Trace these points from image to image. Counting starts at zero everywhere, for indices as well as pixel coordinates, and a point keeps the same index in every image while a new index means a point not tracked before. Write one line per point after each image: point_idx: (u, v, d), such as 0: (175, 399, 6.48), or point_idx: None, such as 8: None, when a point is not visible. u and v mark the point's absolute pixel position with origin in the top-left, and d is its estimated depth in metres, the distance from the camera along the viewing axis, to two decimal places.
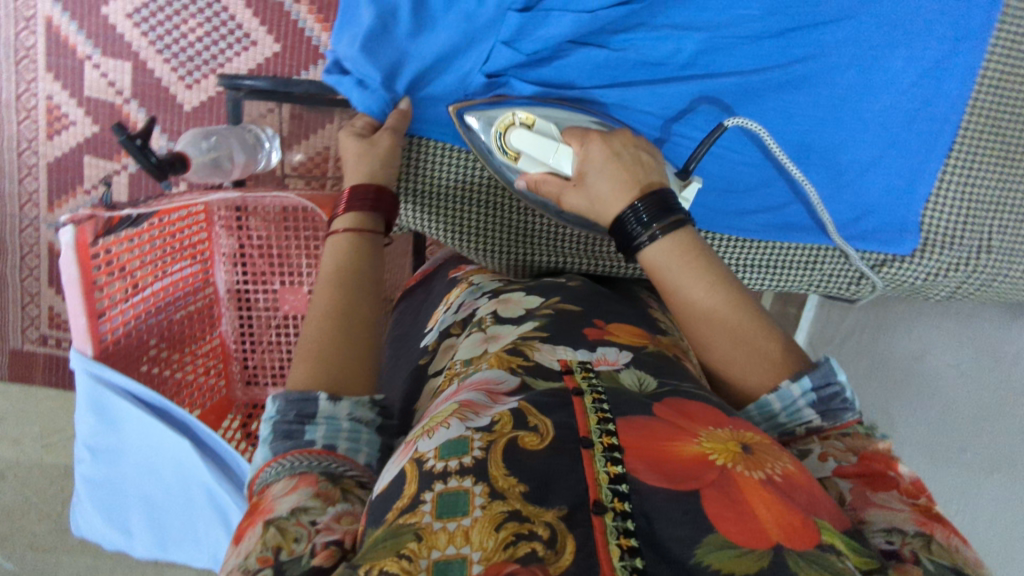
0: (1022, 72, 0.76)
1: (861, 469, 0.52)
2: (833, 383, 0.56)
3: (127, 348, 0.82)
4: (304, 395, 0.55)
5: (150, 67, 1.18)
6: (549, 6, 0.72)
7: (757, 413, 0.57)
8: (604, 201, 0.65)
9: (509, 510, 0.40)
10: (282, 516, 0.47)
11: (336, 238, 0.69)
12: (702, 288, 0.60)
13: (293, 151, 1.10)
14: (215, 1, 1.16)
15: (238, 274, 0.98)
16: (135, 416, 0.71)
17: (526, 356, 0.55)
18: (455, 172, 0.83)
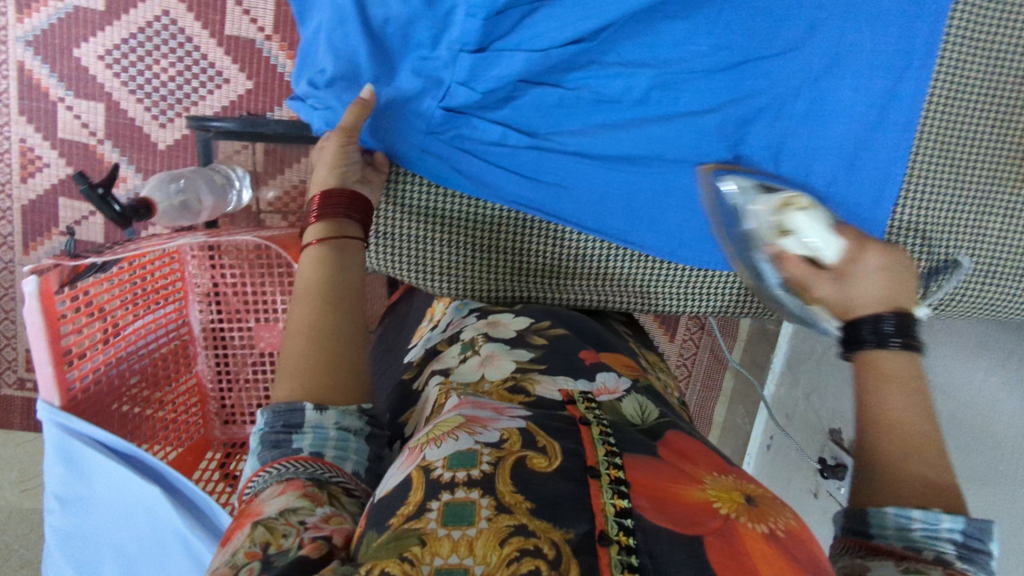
0: (964, 93, 0.78)
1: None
2: (984, 547, 0.49)
3: (99, 398, 0.82)
4: (290, 406, 0.56)
5: (123, 107, 1.18)
6: (501, 45, 0.70)
7: (892, 517, 0.50)
8: (867, 299, 0.63)
9: (515, 524, 0.41)
10: (270, 516, 0.47)
11: (308, 251, 0.67)
12: (900, 395, 0.56)
13: (265, 188, 1.08)
14: (187, 40, 1.17)
15: (213, 313, 0.98)
16: (104, 464, 0.70)
17: (527, 393, 0.56)
18: (424, 207, 0.80)
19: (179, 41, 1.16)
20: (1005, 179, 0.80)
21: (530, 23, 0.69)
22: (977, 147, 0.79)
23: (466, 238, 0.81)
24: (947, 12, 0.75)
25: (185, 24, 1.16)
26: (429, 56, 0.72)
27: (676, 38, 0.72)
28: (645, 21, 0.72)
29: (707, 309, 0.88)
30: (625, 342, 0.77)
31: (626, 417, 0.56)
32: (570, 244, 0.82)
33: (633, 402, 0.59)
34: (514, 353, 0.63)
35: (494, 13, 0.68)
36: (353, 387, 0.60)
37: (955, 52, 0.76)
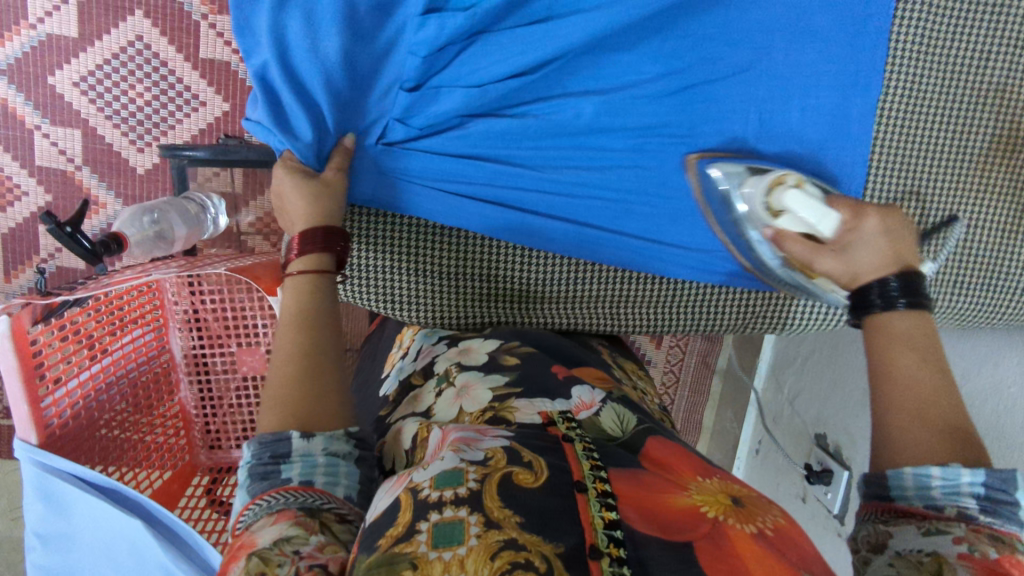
0: (924, 106, 0.78)
1: (992, 567, 0.45)
2: (1012, 495, 0.48)
3: (79, 431, 0.81)
4: (276, 436, 0.51)
5: (100, 133, 1.18)
6: (438, 82, 0.69)
7: (910, 478, 0.51)
8: (867, 268, 0.63)
9: (504, 539, 0.40)
10: (264, 549, 0.43)
11: (293, 280, 0.62)
12: (916, 357, 0.56)
13: (243, 212, 1.08)
14: (161, 64, 1.16)
15: (193, 338, 0.98)
16: (82, 500, 0.70)
17: (508, 422, 0.55)
18: (387, 238, 0.75)
19: (153, 65, 1.16)
20: (965, 188, 0.81)
21: (465, 59, 0.68)
22: (935, 157, 0.80)
23: (440, 265, 0.77)
24: (897, 25, 0.75)
25: (159, 47, 1.15)
26: (365, 91, 0.69)
27: (625, 65, 0.72)
28: (595, 51, 0.70)
29: (681, 327, 0.86)
30: (595, 354, 0.77)
31: (606, 431, 0.55)
32: (546, 266, 0.80)
33: (611, 412, 0.58)
34: (489, 379, 0.63)
35: (433, 50, 0.66)
36: (342, 411, 0.55)
37: (906, 65, 0.76)
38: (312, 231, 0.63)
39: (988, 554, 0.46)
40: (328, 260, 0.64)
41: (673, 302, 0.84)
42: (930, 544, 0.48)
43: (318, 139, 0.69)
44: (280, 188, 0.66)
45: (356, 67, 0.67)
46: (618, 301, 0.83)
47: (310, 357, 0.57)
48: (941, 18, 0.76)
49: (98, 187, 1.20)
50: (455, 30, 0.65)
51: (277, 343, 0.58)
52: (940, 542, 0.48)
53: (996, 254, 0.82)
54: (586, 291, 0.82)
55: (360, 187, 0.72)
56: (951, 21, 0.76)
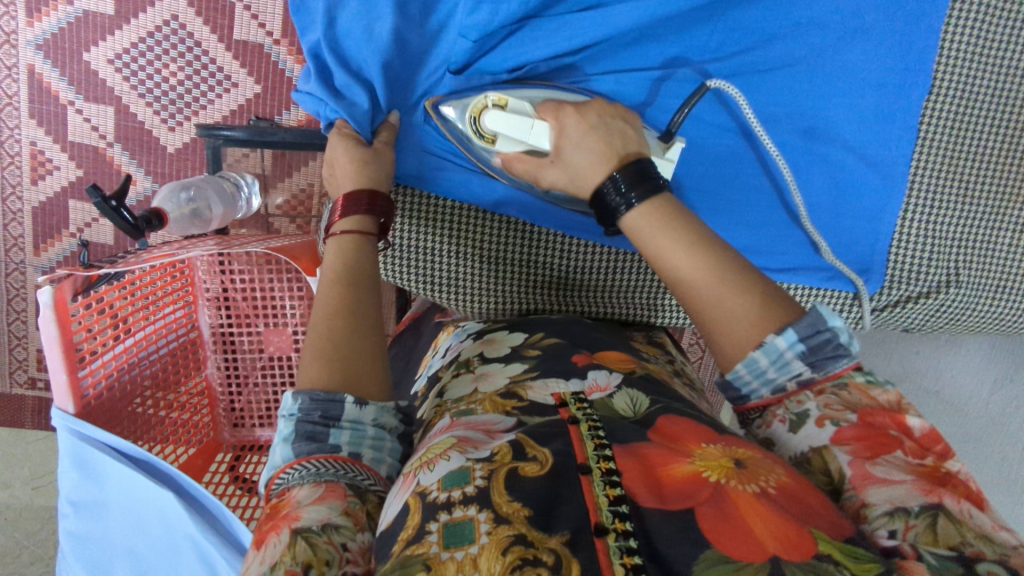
0: (974, 110, 0.77)
1: (861, 432, 0.49)
2: (824, 331, 0.52)
3: (112, 401, 0.83)
4: (330, 396, 0.49)
5: (132, 111, 1.19)
6: (484, 66, 0.68)
7: (745, 371, 0.54)
8: (584, 177, 0.62)
9: (514, 534, 0.39)
10: (311, 531, 0.43)
11: (336, 239, 0.60)
12: (682, 245, 0.56)
13: (273, 193, 1.09)
14: (195, 44, 1.17)
15: (222, 317, 0.99)
16: (116, 470, 0.71)
17: (519, 398, 0.55)
18: (437, 219, 0.76)
19: (187, 45, 1.17)
20: (1010, 192, 0.80)
21: (515, 41, 0.67)
22: (984, 160, 0.79)
23: (482, 249, 0.77)
24: (948, 27, 0.74)
25: (194, 27, 1.16)
26: (414, 73, 0.69)
27: (667, 56, 0.72)
28: (644, 38, 0.70)
29: None
30: (627, 337, 0.75)
31: (616, 411, 0.53)
32: (584, 255, 0.79)
33: (625, 396, 0.56)
34: (509, 369, 0.62)
35: (484, 34, 0.65)
36: (383, 378, 0.54)
37: (961, 66, 0.76)
38: (353, 193, 0.62)
39: (850, 419, 0.50)
40: (371, 223, 0.63)
41: None
42: (806, 441, 0.51)
43: (373, 113, 0.68)
44: (333, 157, 0.66)
45: (410, 43, 0.66)
46: (655, 292, 0.81)
47: (356, 317, 0.56)
48: (996, 20, 0.75)
49: (128, 163, 1.21)
50: (507, 15, 0.64)
51: (319, 296, 0.57)
52: (811, 434, 0.51)
53: None
54: (624, 281, 0.81)
55: (404, 166, 0.73)
56: (1007, 24, 0.75)
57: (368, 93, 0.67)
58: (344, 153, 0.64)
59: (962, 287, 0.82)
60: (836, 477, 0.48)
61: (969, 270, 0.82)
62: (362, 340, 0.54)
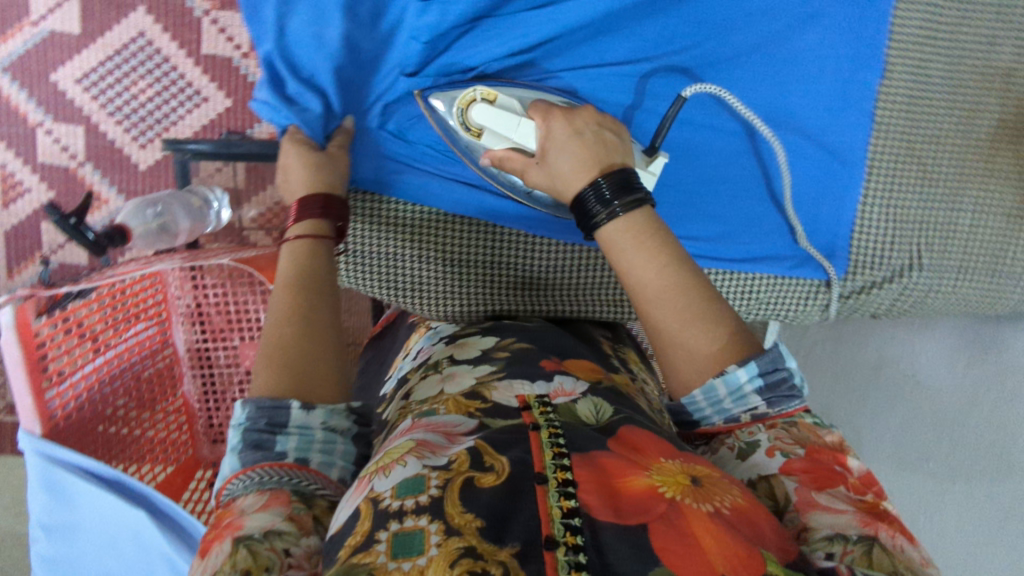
0: (928, 93, 0.78)
1: (809, 465, 0.50)
2: (780, 369, 0.55)
3: (83, 421, 0.82)
4: (275, 403, 0.50)
5: (102, 130, 1.18)
6: (436, 70, 0.68)
7: (703, 397, 0.55)
8: (564, 178, 0.60)
9: (464, 546, 0.39)
10: (252, 538, 0.42)
11: (290, 244, 0.60)
12: (657, 263, 0.56)
13: (246, 206, 1.08)
14: (163, 60, 1.16)
15: (196, 333, 0.98)
16: (88, 491, 0.70)
17: (483, 399, 0.54)
18: (396, 224, 0.75)
19: (156, 61, 1.16)
20: (970, 174, 0.80)
21: (469, 41, 0.68)
22: (940, 142, 0.79)
23: (444, 252, 0.76)
24: (897, 13, 0.75)
25: (162, 43, 1.16)
26: (366, 77, 0.69)
27: (621, 51, 0.72)
28: (595, 34, 0.70)
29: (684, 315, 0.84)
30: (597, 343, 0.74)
31: (579, 418, 0.52)
32: (548, 254, 0.79)
33: (589, 402, 0.55)
34: (476, 370, 0.61)
35: (437, 35, 0.66)
36: (335, 382, 0.54)
37: (911, 50, 0.76)
38: (309, 197, 0.62)
39: (798, 453, 0.51)
40: (328, 227, 0.62)
41: None
42: (755, 467, 0.51)
43: (325, 119, 0.68)
44: (287, 163, 0.65)
45: (362, 50, 0.67)
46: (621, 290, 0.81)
47: (308, 321, 0.56)
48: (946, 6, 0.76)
49: (100, 183, 1.19)
50: (457, 16, 0.65)
51: (272, 303, 0.57)
52: (760, 461, 0.51)
53: (999, 241, 0.82)
54: (590, 279, 0.79)
55: (361, 170, 0.73)
56: (953, 8, 0.76)
57: (320, 100, 0.67)
58: (296, 160, 0.64)
59: (926, 267, 0.82)
60: (780, 500, 0.49)
61: (934, 250, 0.82)
62: (314, 344, 0.55)
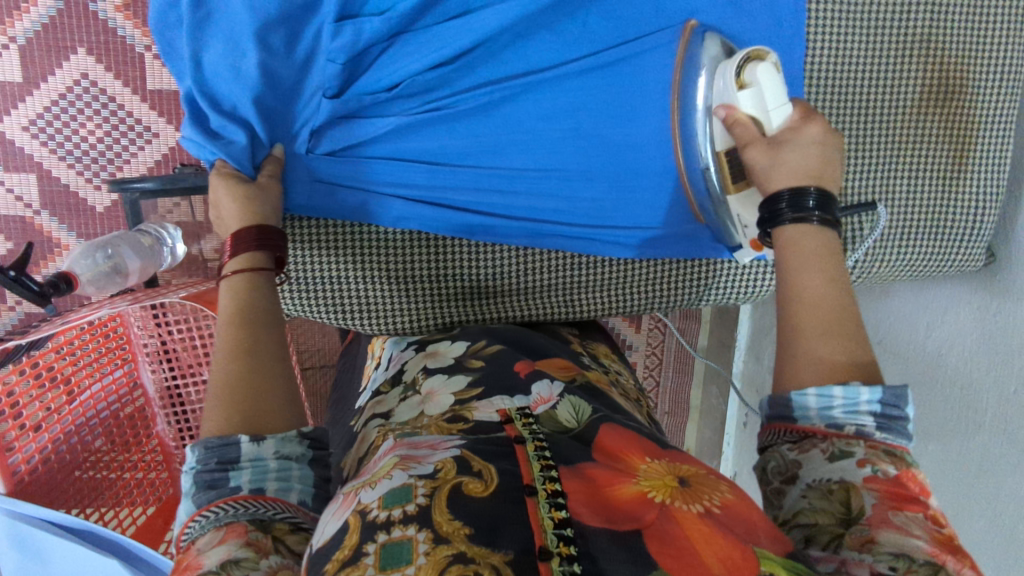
0: (849, 66, 0.79)
1: (896, 487, 0.48)
2: (899, 409, 0.52)
3: (51, 475, 0.81)
4: (224, 441, 0.49)
5: (55, 175, 1.13)
6: (361, 90, 0.68)
7: (814, 401, 0.52)
8: (784, 170, 0.60)
9: (453, 554, 0.39)
10: (210, 572, 0.42)
11: (228, 280, 0.59)
12: (823, 276, 0.56)
13: (209, 239, 1.06)
14: (110, 100, 1.12)
15: (165, 371, 0.97)
16: (58, 544, 0.69)
17: (466, 420, 0.53)
18: (334, 247, 0.73)
19: (103, 102, 1.12)
20: (900, 142, 0.81)
21: (391, 56, 0.68)
22: (867, 113, 0.80)
23: (390, 269, 0.75)
24: None
25: (105, 83, 1.11)
26: (289, 104, 0.68)
27: (549, 53, 0.70)
28: (516, 39, 0.69)
29: (639, 307, 0.85)
30: (567, 343, 0.75)
31: (562, 424, 0.53)
32: (496, 258, 0.77)
33: (567, 404, 0.56)
34: (452, 382, 0.61)
35: (353, 55, 0.66)
36: (284, 410, 0.54)
37: (827, 26, 0.77)
38: (244, 229, 0.61)
39: (889, 472, 0.48)
40: (264, 257, 0.62)
41: (639, 277, 0.82)
42: (837, 472, 0.49)
43: (251, 147, 0.67)
44: (216, 198, 0.64)
45: (280, 76, 0.67)
46: (573, 287, 0.81)
47: (254, 355, 0.55)
48: None
49: (60, 231, 1.15)
50: (371, 34, 0.65)
51: (216, 339, 0.56)
52: (846, 468, 0.49)
53: (934, 205, 0.83)
54: (539, 281, 0.79)
55: (293, 196, 0.70)
56: None
57: (245, 131, 0.66)
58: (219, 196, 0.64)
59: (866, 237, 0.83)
60: (853, 511, 0.47)
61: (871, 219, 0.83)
62: (263, 374, 0.54)
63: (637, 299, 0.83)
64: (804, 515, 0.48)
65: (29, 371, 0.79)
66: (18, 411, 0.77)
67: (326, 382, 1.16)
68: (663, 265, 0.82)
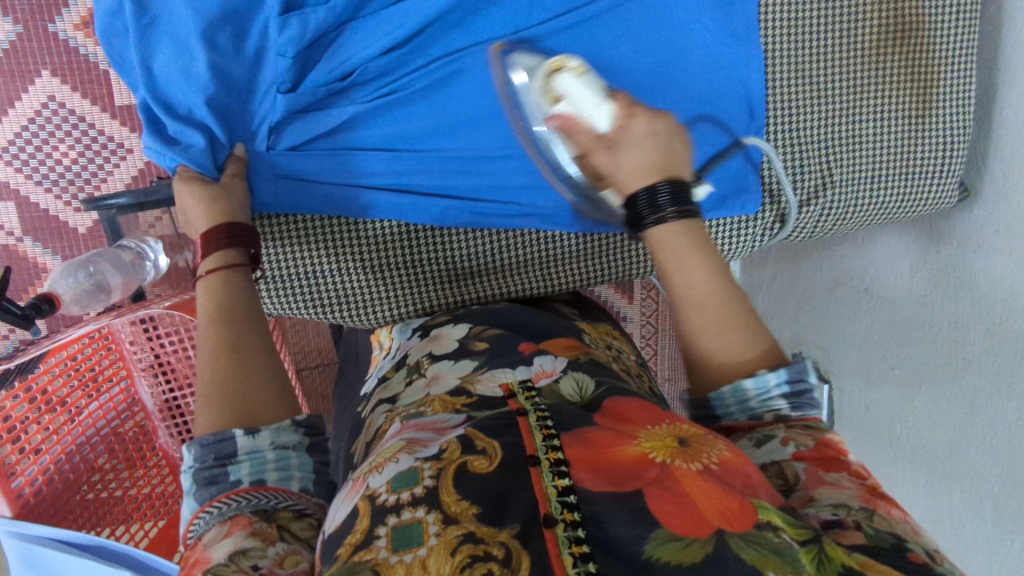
0: (807, 14, 0.78)
1: (819, 453, 0.50)
2: (807, 380, 0.54)
3: (56, 495, 0.81)
4: (219, 435, 0.48)
5: (33, 201, 1.12)
6: (313, 81, 0.68)
7: (730, 397, 0.55)
8: (637, 169, 0.59)
9: (463, 533, 0.39)
10: (219, 564, 0.40)
11: (204, 280, 0.59)
12: (705, 270, 0.57)
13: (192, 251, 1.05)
14: (79, 119, 1.11)
15: (162, 386, 0.97)
16: (71, 562, 0.70)
17: (468, 394, 0.54)
18: (309, 242, 0.72)
19: (72, 122, 1.11)
20: (863, 86, 0.81)
21: (340, 44, 0.67)
22: (829, 60, 0.80)
23: (364, 258, 0.74)
24: None
25: (74, 103, 1.10)
26: (243, 101, 0.68)
27: (500, 27, 0.71)
28: (465, 15, 0.70)
29: (621, 273, 0.85)
30: (569, 320, 0.75)
31: (564, 397, 0.53)
32: (469, 240, 0.77)
33: (571, 380, 0.56)
34: (458, 367, 0.60)
35: (303, 47, 0.66)
36: (278, 399, 0.53)
37: None
38: (212, 229, 0.61)
39: (809, 443, 0.51)
40: (237, 254, 0.61)
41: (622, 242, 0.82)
42: (766, 455, 0.52)
43: (211, 149, 0.67)
44: (183, 204, 0.65)
45: (233, 76, 0.66)
46: (548, 261, 0.80)
47: (238, 351, 0.54)
48: None
49: (44, 255, 1.15)
50: (316, 26, 0.66)
51: (200, 339, 0.55)
52: (773, 449, 0.52)
53: (902, 144, 0.84)
54: (518, 257, 0.79)
55: (260, 194, 0.70)
56: None
57: (203, 134, 0.66)
58: (185, 204, 0.64)
59: (835, 184, 0.84)
60: (790, 480, 0.49)
61: (837, 167, 0.84)
62: (252, 366, 0.54)
63: (619, 264, 0.83)
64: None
65: (26, 391, 0.80)
66: (19, 433, 0.78)
67: (324, 380, 1.17)
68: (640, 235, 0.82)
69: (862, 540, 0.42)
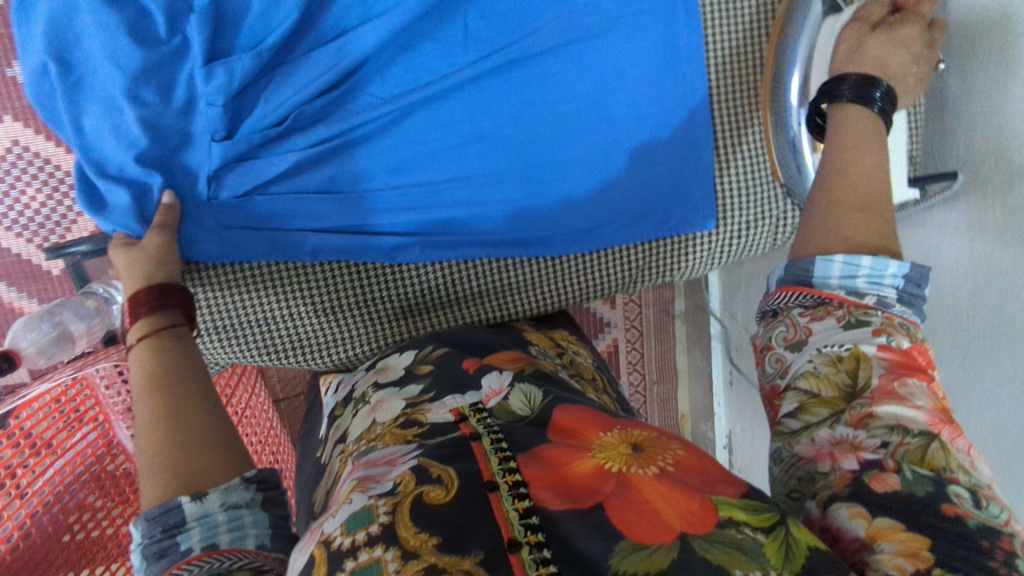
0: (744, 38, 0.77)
1: (903, 359, 0.47)
2: (917, 289, 0.52)
3: (39, 547, 0.78)
4: (164, 507, 0.46)
5: (6, 246, 1.12)
6: (251, 126, 0.68)
7: (839, 270, 0.52)
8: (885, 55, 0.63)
9: (425, 567, 0.37)
10: None
11: (137, 351, 0.58)
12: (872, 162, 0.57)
13: None
14: (45, 162, 1.10)
15: None
16: None
17: (419, 424, 0.52)
18: (252, 290, 0.72)
19: (38, 165, 1.10)
20: None
21: (269, 95, 0.67)
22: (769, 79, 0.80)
23: (312, 300, 0.74)
24: None
25: (38, 146, 1.09)
26: (177, 151, 0.67)
27: (436, 68, 0.71)
28: (399, 52, 0.70)
29: (578, 297, 0.84)
30: (520, 335, 0.74)
31: (516, 413, 0.52)
32: (418, 274, 0.76)
33: (519, 394, 0.55)
34: (405, 391, 0.60)
35: (232, 96, 0.66)
36: (223, 454, 0.52)
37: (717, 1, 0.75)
38: (139, 292, 0.62)
39: (902, 344, 0.48)
40: (166, 317, 0.62)
41: (576, 267, 0.81)
42: (851, 338, 0.48)
43: (137, 203, 0.66)
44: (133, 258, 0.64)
45: (163, 124, 0.66)
46: (502, 291, 0.80)
47: (171, 413, 0.54)
48: None
49: (18, 299, 1.14)
50: (243, 71, 0.65)
51: (136, 406, 0.55)
52: (862, 335, 0.48)
53: None
54: (468, 289, 0.79)
55: (202, 246, 0.69)
56: None
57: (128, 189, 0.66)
58: (126, 259, 0.64)
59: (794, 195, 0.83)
60: (858, 384, 0.46)
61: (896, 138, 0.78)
62: (193, 424, 0.53)
63: (574, 288, 0.83)
64: (807, 382, 0.48)
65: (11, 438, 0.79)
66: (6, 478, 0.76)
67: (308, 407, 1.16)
68: (593, 255, 0.81)
69: (898, 485, 0.39)
